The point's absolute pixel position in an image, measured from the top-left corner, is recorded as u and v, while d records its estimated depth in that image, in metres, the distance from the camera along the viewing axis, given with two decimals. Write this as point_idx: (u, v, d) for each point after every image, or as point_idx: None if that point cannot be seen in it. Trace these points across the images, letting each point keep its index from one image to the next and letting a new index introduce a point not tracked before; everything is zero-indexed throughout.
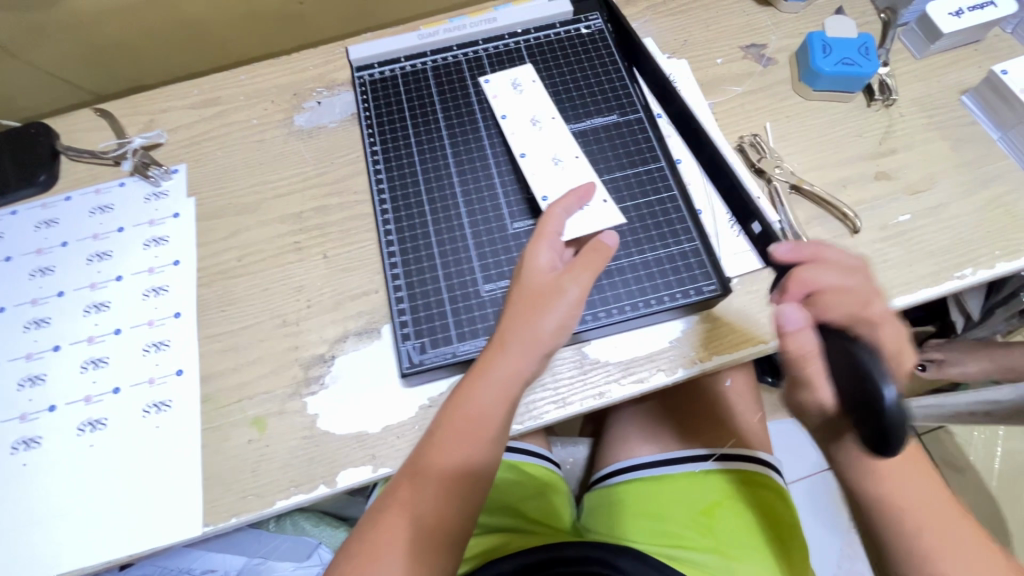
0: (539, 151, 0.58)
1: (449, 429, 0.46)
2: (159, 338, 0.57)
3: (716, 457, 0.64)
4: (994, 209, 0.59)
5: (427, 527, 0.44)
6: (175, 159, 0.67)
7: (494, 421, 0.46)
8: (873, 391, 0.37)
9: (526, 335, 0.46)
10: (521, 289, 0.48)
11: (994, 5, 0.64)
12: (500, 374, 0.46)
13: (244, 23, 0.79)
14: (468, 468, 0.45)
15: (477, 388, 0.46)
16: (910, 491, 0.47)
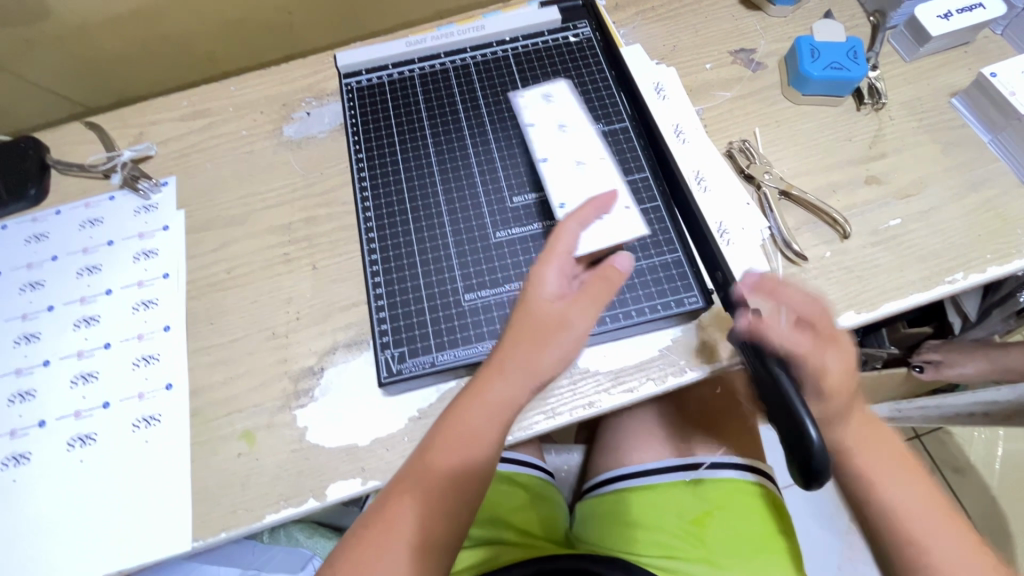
0: (562, 156, 0.56)
1: (442, 450, 0.44)
2: (149, 352, 0.57)
3: (705, 466, 0.64)
4: (985, 212, 0.58)
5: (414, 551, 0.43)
6: (165, 171, 0.67)
7: (489, 446, 0.45)
8: (801, 430, 0.40)
9: (528, 363, 0.44)
10: (522, 314, 0.46)
11: (982, 7, 0.64)
12: (497, 400, 0.44)
13: (233, 33, 0.80)
14: (459, 491, 0.44)
15: (474, 410, 0.44)
16: (902, 485, 0.46)
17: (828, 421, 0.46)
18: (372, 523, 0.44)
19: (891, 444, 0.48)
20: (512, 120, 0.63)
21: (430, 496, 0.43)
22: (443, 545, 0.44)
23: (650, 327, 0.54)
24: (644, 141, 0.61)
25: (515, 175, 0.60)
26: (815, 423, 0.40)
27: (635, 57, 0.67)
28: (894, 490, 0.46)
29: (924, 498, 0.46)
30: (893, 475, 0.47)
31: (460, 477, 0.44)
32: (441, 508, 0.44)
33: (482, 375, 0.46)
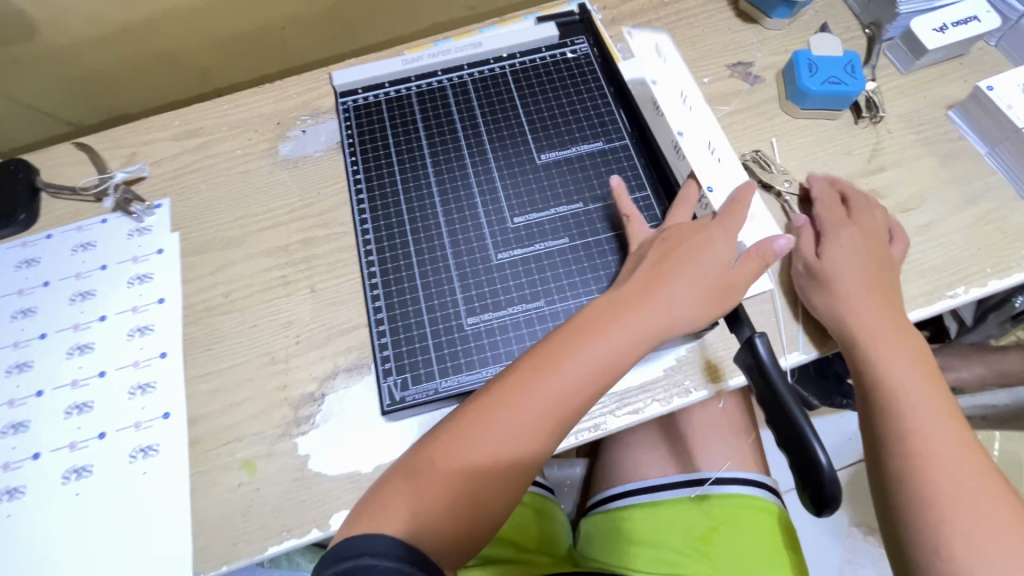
0: (697, 135, 0.58)
1: (530, 393, 0.44)
2: (145, 380, 0.56)
3: (711, 482, 0.63)
4: (984, 225, 0.58)
5: (465, 494, 0.43)
6: (158, 193, 0.66)
7: (580, 404, 0.45)
8: (811, 459, 0.40)
9: (681, 307, 0.47)
10: (692, 246, 0.50)
11: (978, 20, 0.64)
12: (623, 346, 0.46)
13: (225, 49, 0.79)
14: (526, 444, 0.44)
15: (584, 359, 0.45)
16: (904, 365, 0.49)
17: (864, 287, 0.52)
18: (428, 453, 0.44)
19: (916, 341, 0.50)
20: (511, 138, 0.62)
21: (501, 441, 0.44)
22: (493, 498, 0.44)
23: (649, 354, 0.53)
24: (644, 158, 0.60)
25: (517, 195, 0.59)
26: (826, 450, 0.40)
27: None
28: (904, 379, 0.49)
29: (937, 401, 0.48)
30: (903, 362, 0.49)
31: (538, 427, 0.44)
32: (505, 453, 0.44)
33: (626, 303, 0.47)
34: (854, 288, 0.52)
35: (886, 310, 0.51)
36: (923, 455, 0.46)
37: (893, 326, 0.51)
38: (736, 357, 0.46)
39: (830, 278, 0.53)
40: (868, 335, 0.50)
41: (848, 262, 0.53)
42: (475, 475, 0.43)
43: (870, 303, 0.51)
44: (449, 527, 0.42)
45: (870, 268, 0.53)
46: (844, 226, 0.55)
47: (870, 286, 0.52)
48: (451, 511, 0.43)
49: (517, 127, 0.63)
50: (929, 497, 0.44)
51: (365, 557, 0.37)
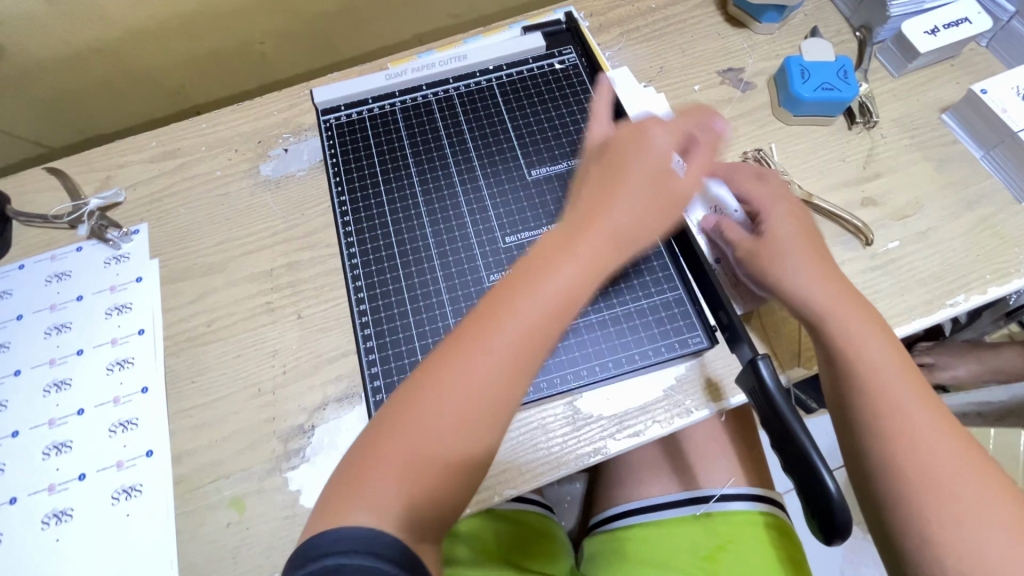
0: None
1: (496, 339, 0.40)
2: (127, 417, 0.54)
3: (716, 499, 0.62)
4: (981, 231, 0.58)
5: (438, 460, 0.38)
6: (136, 218, 0.63)
7: (550, 334, 0.41)
8: (819, 485, 0.39)
9: (642, 217, 0.44)
10: (637, 150, 0.47)
11: (969, 21, 0.63)
12: (585, 270, 0.41)
13: (202, 65, 0.76)
14: (497, 396, 0.39)
15: (549, 290, 0.41)
16: (880, 352, 0.46)
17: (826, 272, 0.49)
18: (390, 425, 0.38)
19: (882, 322, 0.48)
20: (501, 154, 0.60)
21: (469, 397, 0.39)
22: (471, 461, 0.39)
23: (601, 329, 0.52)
24: None
25: (507, 213, 0.58)
26: (832, 473, 0.39)
27: (623, 78, 0.65)
28: (877, 359, 0.45)
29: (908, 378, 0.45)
30: (873, 339, 0.46)
31: (509, 376, 0.40)
32: (477, 408, 0.39)
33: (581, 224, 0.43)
34: (801, 269, 0.49)
35: (845, 293, 0.48)
36: (910, 456, 0.42)
37: (860, 306, 0.48)
38: (739, 379, 0.45)
39: (774, 258, 0.50)
40: (827, 314, 0.47)
41: (786, 237, 0.51)
42: (446, 437, 0.38)
43: (827, 288, 0.48)
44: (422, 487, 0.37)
45: (810, 243, 0.51)
46: (777, 196, 0.54)
47: (822, 268, 0.49)
48: (427, 479, 0.37)
49: (506, 143, 0.61)
50: (912, 479, 0.42)
51: (336, 553, 0.33)
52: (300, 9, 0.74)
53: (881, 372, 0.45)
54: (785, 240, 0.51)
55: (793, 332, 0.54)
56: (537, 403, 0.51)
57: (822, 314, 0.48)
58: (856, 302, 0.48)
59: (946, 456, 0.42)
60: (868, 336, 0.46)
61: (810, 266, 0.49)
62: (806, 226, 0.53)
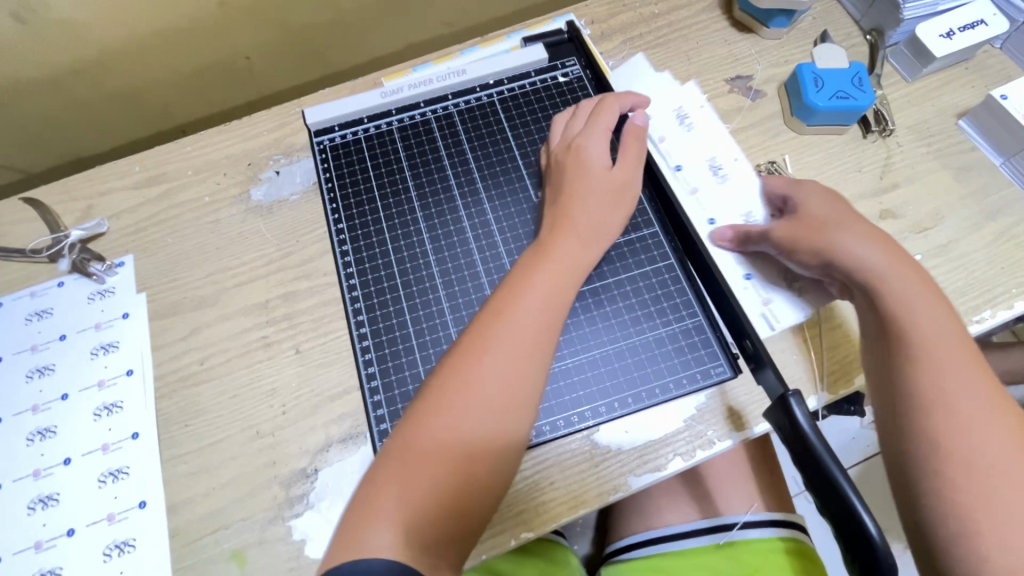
0: (696, 161, 0.59)
1: (488, 354, 0.43)
2: (117, 466, 0.51)
3: (739, 526, 0.60)
4: (1004, 242, 0.56)
5: (448, 473, 0.39)
6: (120, 249, 0.60)
7: (540, 338, 0.44)
8: (856, 524, 0.37)
9: (597, 222, 0.50)
10: (578, 173, 0.52)
11: (985, 23, 0.61)
12: (561, 273, 0.47)
13: (186, 82, 0.73)
14: (499, 405, 0.42)
15: (528, 305, 0.45)
16: (933, 318, 0.44)
17: (876, 241, 0.48)
18: (396, 451, 0.40)
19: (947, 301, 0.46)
20: (504, 174, 0.58)
21: (472, 413, 0.41)
22: (485, 463, 0.40)
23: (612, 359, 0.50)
24: (650, 191, 0.56)
25: (512, 237, 0.55)
26: (873, 515, 0.36)
27: (645, 71, 0.65)
28: (933, 325, 0.44)
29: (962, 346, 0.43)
30: (930, 307, 0.45)
31: (505, 387, 0.42)
32: (476, 421, 0.41)
33: (550, 237, 0.49)
34: (854, 233, 0.48)
35: (899, 261, 0.47)
36: (949, 421, 0.41)
37: (916, 276, 0.47)
38: (769, 416, 0.43)
39: (824, 227, 0.49)
40: (882, 278, 0.46)
41: (834, 211, 0.51)
42: (452, 453, 0.40)
43: (879, 254, 0.47)
44: (433, 493, 0.39)
45: (862, 219, 0.50)
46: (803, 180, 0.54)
47: (878, 239, 0.48)
48: (443, 494, 0.39)
49: (510, 161, 0.58)
50: (950, 452, 0.40)
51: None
52: (288, 21, 0.71)
53: (935, 336, 0.43)
54: (829, 213, 0.50)
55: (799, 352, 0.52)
56: (553, 440, 0.48)
57: (874, 277, 0.46)
58: (906, 273, 0.47)
59: (988, 432, 0.40)
60: (920, 302, 0.45)
61: (863, 233, 0.49)
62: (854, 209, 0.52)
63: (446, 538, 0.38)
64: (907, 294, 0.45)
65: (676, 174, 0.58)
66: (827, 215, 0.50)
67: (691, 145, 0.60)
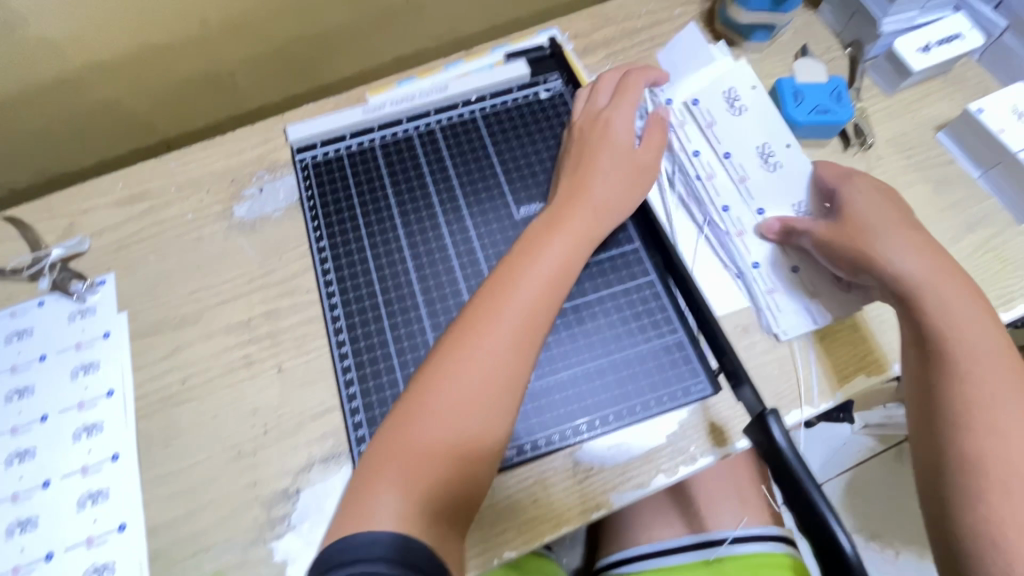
0: (746, 148, 0.59)
1: (484, 330, 0.45)
2: (97, 488, 0.50)
3: (730, 542, 0.60)
4: (984, 254, 0.56)
5: (444, 441, 0.43)
6: (102, 268, 0.60)
7: (547, 307, 0.47)
8: (830, 540, 0.37)
9: (608, 198, 0.52)
10: (594, 152, 0.54)
11: (961, 37, 0.62)
12: (569, 244, 0.50)
13: (169, 97, 0.72)
14: (494, 376, 0.44)
15: (524, 284, 0.47)
16: (971, 326, 0.46)
17: (918, 249, 0.49)
18: (406, 408, 0.44)
19: (987, 309, 0.47)
20: (486, 191, 0.58)
21: (482, 373, 0.44)
22: (490, 420, 0.44)
23: (593, 377, 0.50)
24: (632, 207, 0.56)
25: (494, 253, 0.55)
26: (848, 532, 0.37)
27: (693, 46, 0.63)
28: (974, 336, 0.45)
29: (1002, 352, 0.45)
30: (969, 316, 0.46)
31: (504, 359, 0.45)
32: (470, 392, 0.44)
33: (561, 208, 0.52)
34: (896, 240, 0.49)
35: (941, 270, 0.48)
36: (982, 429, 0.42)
37: (958, 284, 0.47)
38: (748, 434, 0.43)
39: (866, 234, 0.50)
40: (925, 288, 0.47)
41: (880, 216, 0.51)
42: (448, 424, 0.43)
43: (920, 261, 0.48)
44: (440, 444, 0.43)
45: (907, 224, 0.50)
46: (856, 176, 0.54)
47: (921, 246, 0.49)
48: (439, 462, 0.42)
49: (492, 178, 0.58)
50: (982, 460, 0.41)
51: (361, 563, 0.36)
52: (272, 35, 0.71)
53: (974, 345, 0.45)
54: (872, 219, 0.51)
55: (785, 368, 0.52)
56: (537, 457, 0.48)
57: (915, 285, 0.47)
58: (946, 282, 0.47)
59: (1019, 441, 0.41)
60: (960, 311, 0.46)
61: (908, 243, 0.49)
62: (902, 211, 0.51)
63: (442, 500, 0.42)
64: (949, 304, 0.46)
65: (726, 162, 0.58)
66: (871, 220, 0.50)
67: (741, 131, 0.59)
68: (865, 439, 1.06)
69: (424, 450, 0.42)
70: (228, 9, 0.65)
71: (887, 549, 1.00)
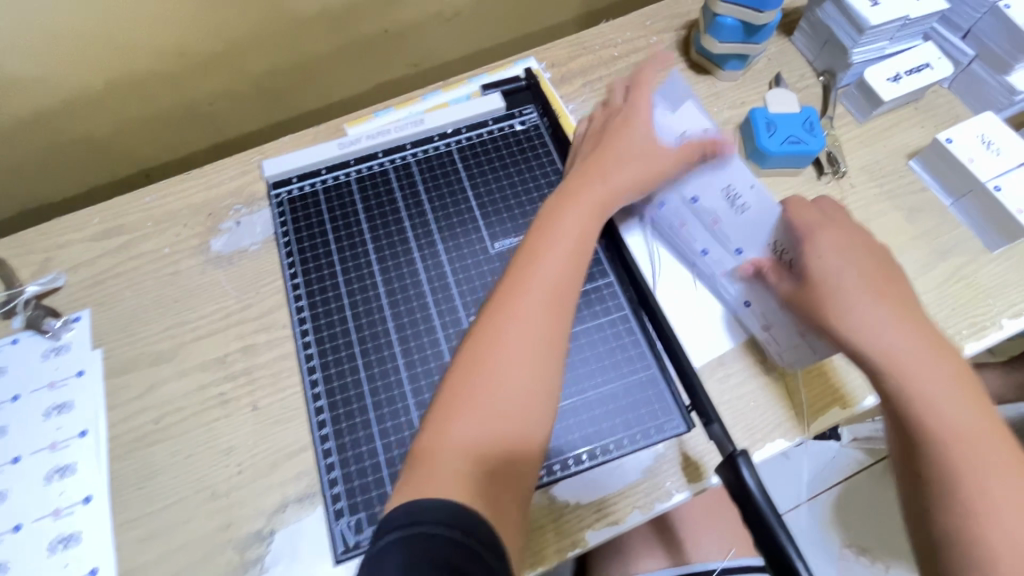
0: (710, 190, 0.55)
1: (519, 300, 0.45)
2: (69, 532, 0.50)
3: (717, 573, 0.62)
4: (956, 282, 0.57)
5: (491, 412, 0.42)
6: (77, 304, 0.59)
7: (576, 272, 0.48)
8: None
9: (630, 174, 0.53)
10: (612, 138, 0.55)
11: (930, 67, 0.63)
12: (591, 218, 0.51)
13: (149, 127, 0.72)
14: (532, 344, 0.44)
15: (553, 254, 0.48)
16: (949, 394, 0.43)
17: (883, 310, 0.46)
18: (450, 395, 0.43)
19: (963, 369, 0.44)
20: (462, 224, 0.58)
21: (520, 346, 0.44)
22: (535, 392, 0.43)
23: (568, 412, 0.50)
24: (605, 242, 0.57)
25: (469, 287, 0.55)
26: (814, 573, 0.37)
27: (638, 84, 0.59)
28: (947, 400, 0.42)
29: (982, 418, 0.42)
30: (945, 383, 0.43)
31: (537, 337, 0.45)
32: (510, 361, 0.43)
33: (579, 185, 0.53)
34: (857, 305, 0.46)
35: (913, 332, 0.45)
36: (974, 509, 0.39)
37: (930, 348, 0.44)
38: (718, 472, 0.43)
39: (827, 300, 0.47)
40: (891, 361, 0.44)
41: (846, 275, 0.48)
42: (492, 394, 0.42)
43: (890, 327, 0.45)
44: (488, 423, 0.42)
45: (873, 283, 0.47)
46: (816, 229, 0.50)
47: (889, 308, 0.46)
48: (488, 433, 0.41)
49: (467, 212, 0.59)
50: (975, 548, 0.39)
51: (425, 524, 0.34)
52: (250, 66, 0.71)
53: (952, 419, 0.42)
54: (830, 278, 0.48)
55: (759, 401, 0.52)
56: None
57: (884, 357, 0.44)
58: (916, 348, 0.44)
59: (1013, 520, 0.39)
60: (935, 379, 0.43)
61: (876, 308, 0.46)
62: (867, 264, 0.48)
63: (496, 472, 0.41)
64: (920, 373, 0.43)
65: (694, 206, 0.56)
66: (835, 282, 0.48)
67: (703, 171, 0.55)
68: (854, 452, 1.06)
69: (477, 433, 0.41)
70: (205, 42, 0.65)
71: (876, 563, 1.00)
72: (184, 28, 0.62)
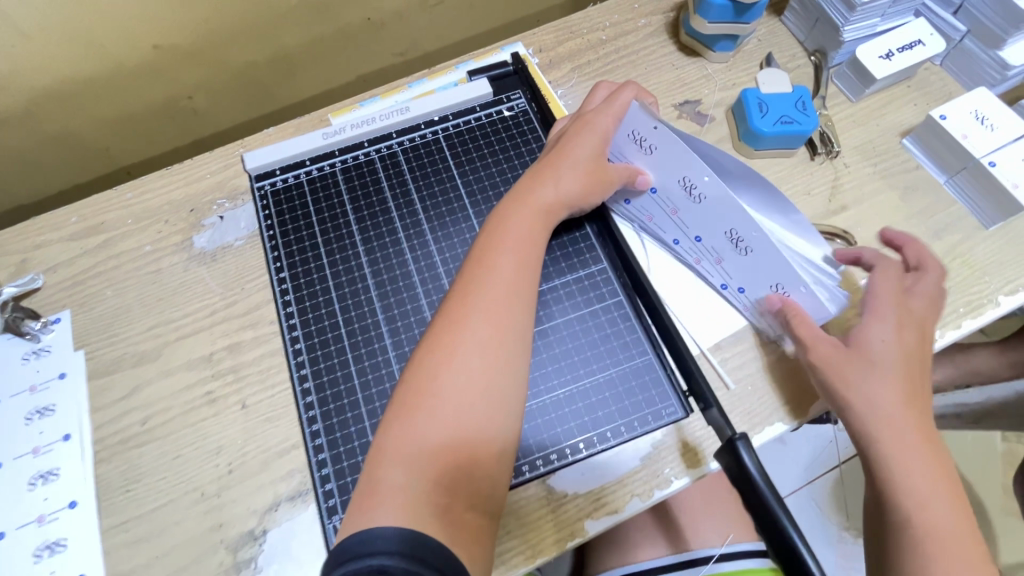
0: (668, 181, 0.50)
1: (474, 314, 0.44)
2: (54, 538, 0.49)
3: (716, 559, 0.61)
4: (952, 260, 0.56)
5: (447, 427, 0.40)
6: (57, 305, 0.58)
7: (525, 287, 0.46)
8: None
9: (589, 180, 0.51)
10: (572, 141, 0.52)
11: (923, 43, 0.62)
12: (539, 228, 0.49)
13: (128, 121, 0.71)
14: (480, 373, 0.42)
15: (508, 257, 0.47)
16: (937, 493, 0.41)
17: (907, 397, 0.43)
18: (399, 419, 0.41)
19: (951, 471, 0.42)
20: (451, 213, 0.57)
21: (467, 374, 0.42)
22: (484, 419, 0.41)
23: (565, 404, 0.49)
24: (597, 228, 0.56)
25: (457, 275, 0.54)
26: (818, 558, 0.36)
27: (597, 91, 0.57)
28: (936, 499, 0.41)
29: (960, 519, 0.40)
30: (937, 483, 0.41)
31: (484, 363, 0.42)
32: (464, 372, 0.42)
33: (531, 195, 0.50)
34: (876, 380, 0.43)
35: (917, 419, 0.43)
36: None
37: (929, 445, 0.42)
38: (718, 458, 0.42)
39: (852, 371, 0.44)
40: (890, 439, 0.42)
41: (892, 358, 0.44)
42: (445, 405, 0.41)
43: (903, 409, 0.43)
44: (432, 449, 0.39)
45: (905, 366, 0.44)
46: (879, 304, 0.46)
47: (907, 391, 0.43)
48: (442, 446, 0.40)
49: (456, 201, 0.57)
50: None
51: (376, 555, 0.34)
52: (231, 59, 0.69)
53: (937, 523, 0.40)
54: (874, 350, 0.44)
55: (758, 385, 0.51)
56: (520, 483, 0.47)
57: (888, 436, 0.42)
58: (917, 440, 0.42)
59: None
60: (931, 477, 0.41)
61: (900, 393, 0.43)
62: (909, 346, 0.45)
63: (452, 482, 0.39)
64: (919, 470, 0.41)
65: (654, 195, 0.53)
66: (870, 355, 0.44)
67: (659, 162, 0.50)
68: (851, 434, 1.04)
69: (422, 462, 0.39)
70: (184, 35, 0.63)
71: None
72: (165, 20, 0.60)
